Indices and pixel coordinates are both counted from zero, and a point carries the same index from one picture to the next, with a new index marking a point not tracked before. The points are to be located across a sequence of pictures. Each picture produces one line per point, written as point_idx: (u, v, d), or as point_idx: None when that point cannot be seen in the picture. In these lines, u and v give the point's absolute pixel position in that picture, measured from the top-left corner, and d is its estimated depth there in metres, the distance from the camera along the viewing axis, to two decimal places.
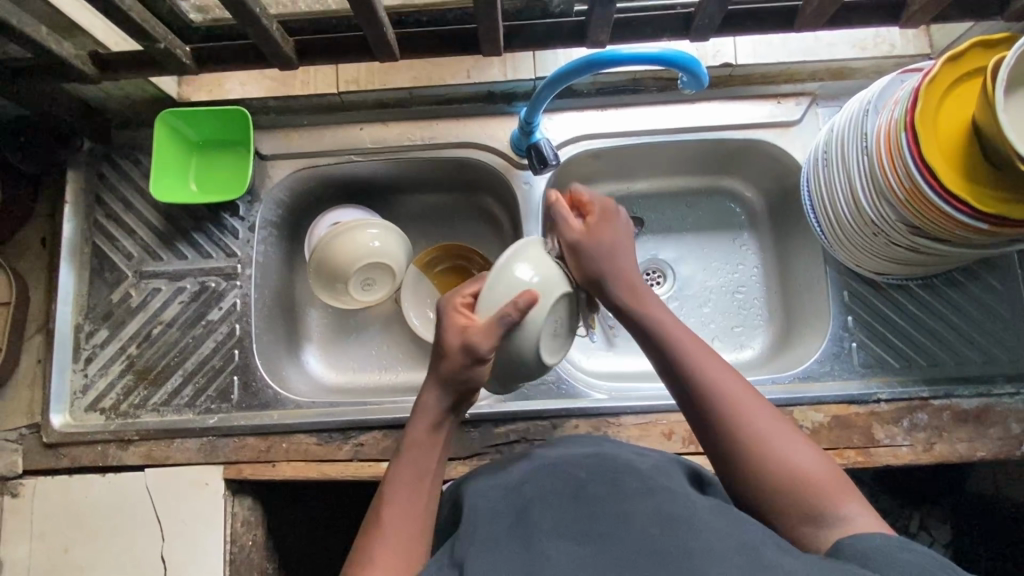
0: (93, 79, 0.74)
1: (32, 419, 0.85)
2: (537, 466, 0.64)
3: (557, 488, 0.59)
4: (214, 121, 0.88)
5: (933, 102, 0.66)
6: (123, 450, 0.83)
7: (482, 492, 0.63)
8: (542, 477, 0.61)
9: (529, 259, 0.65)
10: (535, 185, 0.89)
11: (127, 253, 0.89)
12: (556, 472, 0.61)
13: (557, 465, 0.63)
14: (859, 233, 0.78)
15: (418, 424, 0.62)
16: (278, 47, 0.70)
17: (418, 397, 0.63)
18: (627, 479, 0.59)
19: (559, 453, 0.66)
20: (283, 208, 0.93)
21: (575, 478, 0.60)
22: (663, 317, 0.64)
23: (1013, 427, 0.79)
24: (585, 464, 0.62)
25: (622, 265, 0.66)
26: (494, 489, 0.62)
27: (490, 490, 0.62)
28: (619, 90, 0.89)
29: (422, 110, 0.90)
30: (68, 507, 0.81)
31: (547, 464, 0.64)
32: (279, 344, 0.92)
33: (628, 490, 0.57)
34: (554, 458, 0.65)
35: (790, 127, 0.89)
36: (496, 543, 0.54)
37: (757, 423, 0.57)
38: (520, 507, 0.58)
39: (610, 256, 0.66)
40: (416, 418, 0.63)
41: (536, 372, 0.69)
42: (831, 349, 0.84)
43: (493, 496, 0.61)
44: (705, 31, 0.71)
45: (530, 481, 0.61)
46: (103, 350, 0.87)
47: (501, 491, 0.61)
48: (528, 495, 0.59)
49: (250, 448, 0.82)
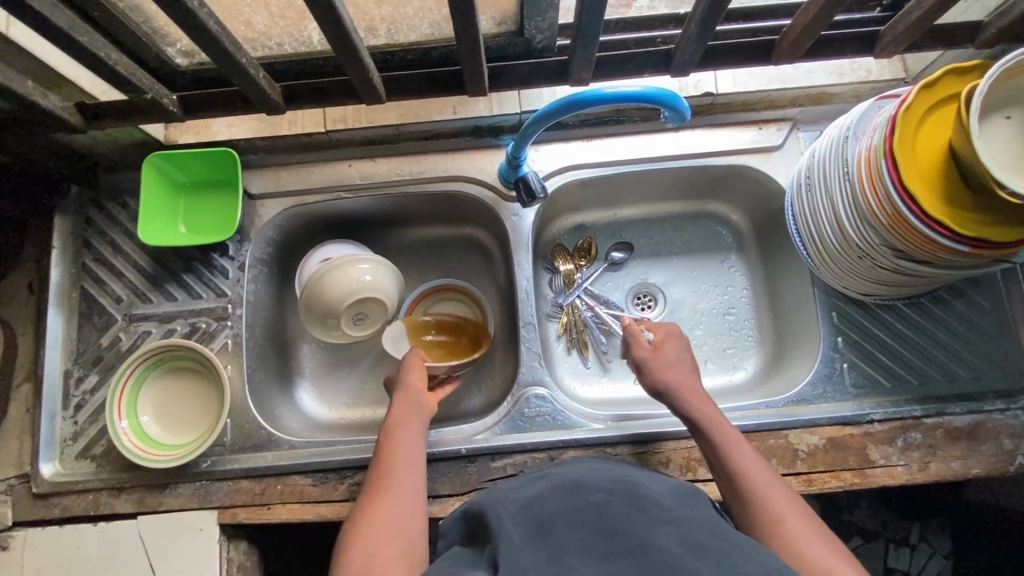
0: (79, 129, 0.74)
1: (20, 469, 0.84)
2: (556, 484, 0.63)
3: (579, 506, 0.57)
4: (201, 163, 0.87)
5: (909, 130, 0.68)
6: (115, 497, 0.82)
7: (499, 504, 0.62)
8: (562, 494, 0.60)
9: (185, 367, 0.87)
10: (524, 218, 0.90)
11: (116, 296, 0.89)
12: (578, 490, 0.61)
13: (575, 486, 0.62)
14: (844, 256, 0.79)
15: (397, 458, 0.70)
16: (265, 94, 0.71)
17: (404, 441, 0.72)
18: (649, 502, 0.58)
19: (571, 475, 0.66)
20: (273, 246, 0.93)
21: (595, 500, 0.58)
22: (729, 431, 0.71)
23: (1006, 443, 0.80)
24: (604, 486, 0.61)
25: (682, 375, 0.76)
26: (513, 502, 0.62)
27: (503, 506, 0.61)
28: (602, 121, 0.91)
29: (410, 145, 0.91)
30: (59, 559, 0.80)
31: (566, 485, 0.62)
32: (271, 382, 0.91)
33: (651, 517, 0.55)
34: (571, 478, 0.64)
35: (772, 152, 0.90)
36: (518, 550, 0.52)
37: (771, 496, 0.64)
38: (540, 521, 0.56)
39: (684, 379, 0.76)
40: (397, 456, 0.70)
41: (335, 336, 0.92)
42: (823, 371, 0.85)
43: (510, 509, 0.60)
44: (687, 67, 0.72)
45: (550, 497, 0.60)
46: (93, 396, 0.86)
47: (516, 506, 0.60)
48: (547, 508, 0.58)
49: (244, 491, 0.81)
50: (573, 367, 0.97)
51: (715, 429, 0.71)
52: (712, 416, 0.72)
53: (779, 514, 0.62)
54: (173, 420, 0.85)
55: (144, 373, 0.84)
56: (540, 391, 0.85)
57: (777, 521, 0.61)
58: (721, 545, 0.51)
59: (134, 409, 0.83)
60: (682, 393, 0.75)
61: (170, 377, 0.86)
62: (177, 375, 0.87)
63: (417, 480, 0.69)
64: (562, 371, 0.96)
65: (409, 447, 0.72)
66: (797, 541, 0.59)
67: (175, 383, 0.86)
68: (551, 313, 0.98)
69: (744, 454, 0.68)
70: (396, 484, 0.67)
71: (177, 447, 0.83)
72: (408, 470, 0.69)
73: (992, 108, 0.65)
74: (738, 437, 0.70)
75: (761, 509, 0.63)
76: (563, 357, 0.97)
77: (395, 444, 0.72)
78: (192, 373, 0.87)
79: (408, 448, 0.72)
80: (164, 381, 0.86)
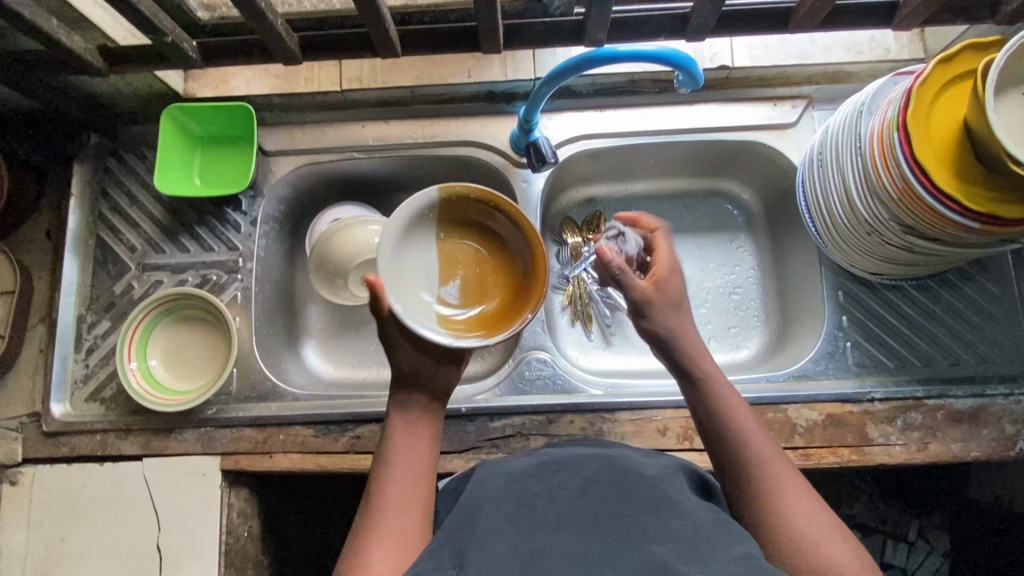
0: (102, 72, 0.76)
1: (33, 408, 0.86)
2: (540, 462, 0.62)
3: (564, 483, 0.56)
4: (218, 116, 0.89)
5: (925, 104, 0.68)
6: (122, 439, 0.84)
7: (483, 485, 0.59)
8: (549, 473, 0.58)
9: (194, 315, 0.88)
10: (533, 185, 0.90)
11: (131, 246, 0.90)
12: (562, 469, 0.59)
13: (563, 463, 0.60)
14: (853, 233, 0.79)
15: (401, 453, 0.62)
16: (283, 43, 0.71)
17: (410, 441, 0.63)
18: (634, 480, 0.56)
19: (560, 453, 0.64)
20: (286, 203, 0.94)
21: (583, 475, 0.57)
22: (727, 394, 0.64)
23: (1007, 428, 0.79)
24: (593, 463, 0.59)
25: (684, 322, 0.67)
26: (497, 480, 0.59)
27: (489, 482, 0.59)
28: (617, 90, 0.90)
29: (424, 109, 0.92)
30: (65, 496, 0.82)
31: (551, 463, 0.60)
32: (279, 339, 0.93)
33: (635, 499, 0.54)
34: (557, 457, 0.62)
35: (787, 129, 0.90)
36: (496, 535, 0.50)
37: (772, 471, 0.58)
38: (524, 500, 0.55)
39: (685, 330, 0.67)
40: (402, 454, 0.62)
41: (335, 293, 0.93)
42: (826, 349, 0.85)
43: (495, 486, 0.58)
44: (702, 32, 0.72)
45: (533, 475, 0.59)
46: (104, 341, 0.88)
47: (503, 480, 0.59)
48: (531, 489, 0.56)
49: (247, 439, 0.83)
50: (576, 339, 0.97)
51: (716, 389, 0.64)
52: (711, 374, 0.65)
53: (779, 490, 0.57)
54: (181, 367, 0.87)
55: (156, 318, 0.86)
56: (542, 355, 0.86)
57: (772, 497, 0.57)
58: (702, 539, 0.49)
59: (143, 353, 0.85)
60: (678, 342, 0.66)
61: (180, 324, 0.88)
62: (186, 324, 0.88)
63: (423, 481, 0.60)
64: (566, 342, 0.97)
65: (410, 472, 0.60)
66: (792, 519, 0.55)
67: (184, 332, 0.88)
68: (557, 284, 0.98)
69: (745, 420, 0.62)
70: (402, 481, 0.60)
71: (183, 393, 0.84)
72: (416, 468, 0.61)
73: (1011, 82, 0.64)
74: (741, 403, 0.64)
75: (760, 484, 0.58)
76: (567, 328, 0.97)
77: (404, 439, 0.63)
78: (201, 322, 0.88)
79: (417, 444, 0.63)
80: (174, 328, 0.88)
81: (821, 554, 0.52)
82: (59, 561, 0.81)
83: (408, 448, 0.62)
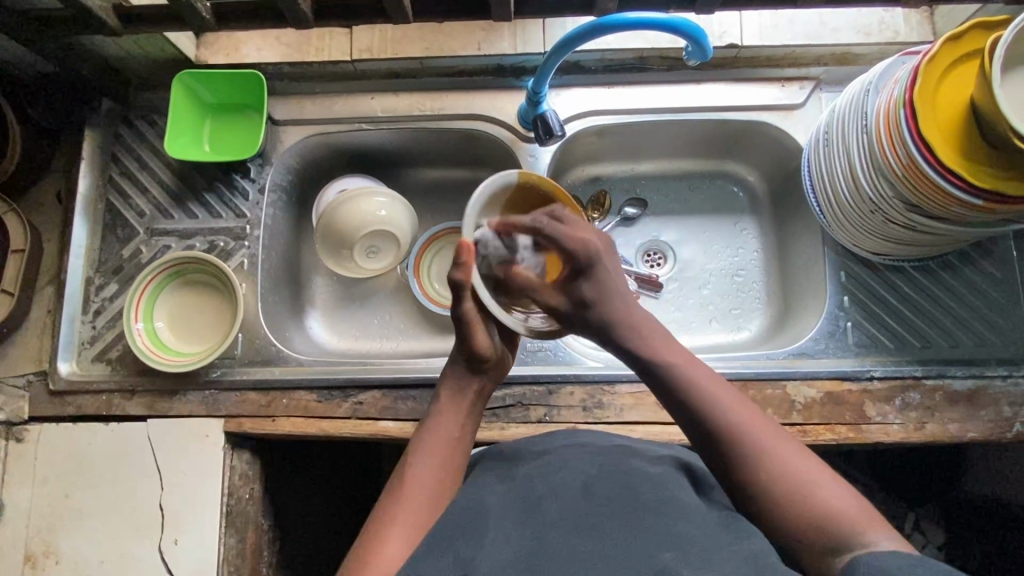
0: (116, 32, 0.76)
1: (40, 366, 0.87)
2: (542, 461, 0.61)
3: (568, 483, 0.55)
4: (228, 84, 0.89)
5: (932, 82, 0.68)
6: (127, 400, 0.85)
7: (484, 485, 0.59)
8: (550, 471, 0.58)
9: (202, 282, 0.89)
10: (540, 159, 0.91)
11: (139, 211, 0.91)
12: (565, 467, 0.58)
13: (565, 460, 0.60)
14: (856, 212, 0.79)
15: (440, 435, 0.63)
16: (296, 5, 0.72)
17: (451, 426, 0.65)
18: (636, 478, 0.56)
19: (562, 447, 0.64)
20: (294, 173, 0.95)
21: (586, 473, 0.57)
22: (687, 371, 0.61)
23: (1004, 410, 0.80)
24: (595, 462, 0.59)
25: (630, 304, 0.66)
26: (498, 484, 0.59)
27: (492, 485, 0.59)
28: (625, 67, 0.91)
29: (433, 82, 0.92)
30: (70, 454, 0.83)
31: (554, 460, 0.60)
32: (284, 307, 0.94)
33: (640, 499, 0.53)
34: (560, 455, 0.61)
35: (794, 110, 0.90)
36: (500, 544, 0.50)
37: (759, 436, 0.56)
38: (528, 502, 0.54)
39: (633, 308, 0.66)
40: (441, 436, 0.63)
41: (339, 262, 0.94)
42: (827, 328, 0.85)
43: (496, 489, 0.58)
44: (711, 4, 0.73)
45: (535, 475, 0.58)
46: (112, 303, 0.89)
47: (506, 484, 0.58)
48: (534, 489, 0.56)
49: (251, 402, 0.84)
50: None
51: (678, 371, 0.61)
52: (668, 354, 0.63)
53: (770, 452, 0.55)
54: (187, 330, 0.88)
55: (165, 280, 0.87)
56: None
57: (765, 461, 0.55)
58: (705, 540, 0.49)
59: (150, 314, 0.86)
60: (632, 338, 0.64)
61: (187, 288, 0.89)
62: (194, 289, 0.89)
63: (454, 465, 0.62)
64: None
65: (444, 454, 0.62)
66: (790, 475, 0.54)
67: (190, 296, 0.89)
68: None
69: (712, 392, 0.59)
70: (437, 460, 0.61)
71: (188, 356, 0.85)
72: (451, 451, 0.63)
73: (1018, 59, 0.65)
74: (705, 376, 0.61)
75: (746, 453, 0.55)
76: None
77: (447, 423, 0.65)
78: (208, 288, 0.89)
79: (455, 430, 0.64)
80: (182, 292, 0.89)
81: (822, 506, 0.52)
82: (63, 516, 0.82)
83: (447, 432, 0.64)
